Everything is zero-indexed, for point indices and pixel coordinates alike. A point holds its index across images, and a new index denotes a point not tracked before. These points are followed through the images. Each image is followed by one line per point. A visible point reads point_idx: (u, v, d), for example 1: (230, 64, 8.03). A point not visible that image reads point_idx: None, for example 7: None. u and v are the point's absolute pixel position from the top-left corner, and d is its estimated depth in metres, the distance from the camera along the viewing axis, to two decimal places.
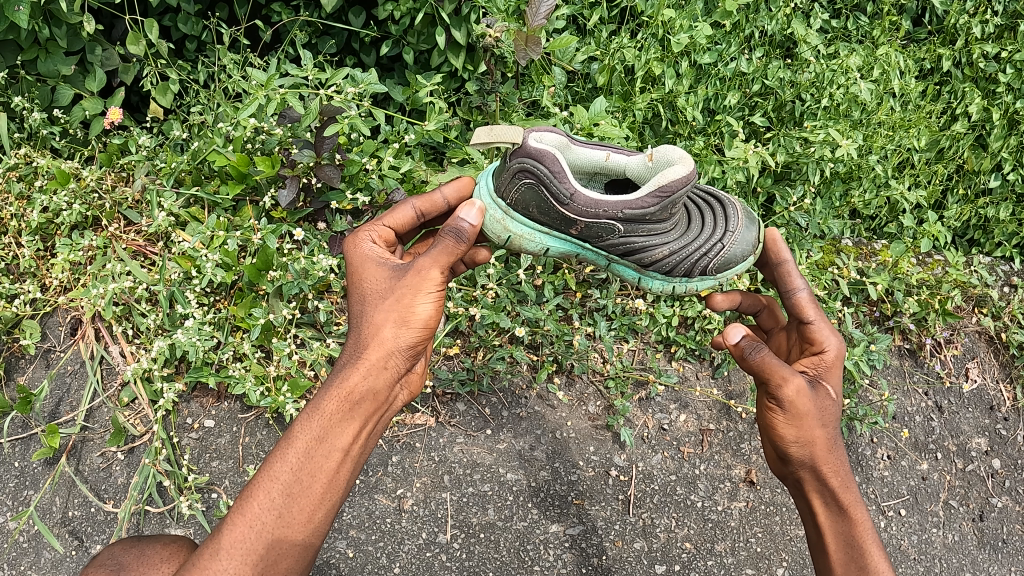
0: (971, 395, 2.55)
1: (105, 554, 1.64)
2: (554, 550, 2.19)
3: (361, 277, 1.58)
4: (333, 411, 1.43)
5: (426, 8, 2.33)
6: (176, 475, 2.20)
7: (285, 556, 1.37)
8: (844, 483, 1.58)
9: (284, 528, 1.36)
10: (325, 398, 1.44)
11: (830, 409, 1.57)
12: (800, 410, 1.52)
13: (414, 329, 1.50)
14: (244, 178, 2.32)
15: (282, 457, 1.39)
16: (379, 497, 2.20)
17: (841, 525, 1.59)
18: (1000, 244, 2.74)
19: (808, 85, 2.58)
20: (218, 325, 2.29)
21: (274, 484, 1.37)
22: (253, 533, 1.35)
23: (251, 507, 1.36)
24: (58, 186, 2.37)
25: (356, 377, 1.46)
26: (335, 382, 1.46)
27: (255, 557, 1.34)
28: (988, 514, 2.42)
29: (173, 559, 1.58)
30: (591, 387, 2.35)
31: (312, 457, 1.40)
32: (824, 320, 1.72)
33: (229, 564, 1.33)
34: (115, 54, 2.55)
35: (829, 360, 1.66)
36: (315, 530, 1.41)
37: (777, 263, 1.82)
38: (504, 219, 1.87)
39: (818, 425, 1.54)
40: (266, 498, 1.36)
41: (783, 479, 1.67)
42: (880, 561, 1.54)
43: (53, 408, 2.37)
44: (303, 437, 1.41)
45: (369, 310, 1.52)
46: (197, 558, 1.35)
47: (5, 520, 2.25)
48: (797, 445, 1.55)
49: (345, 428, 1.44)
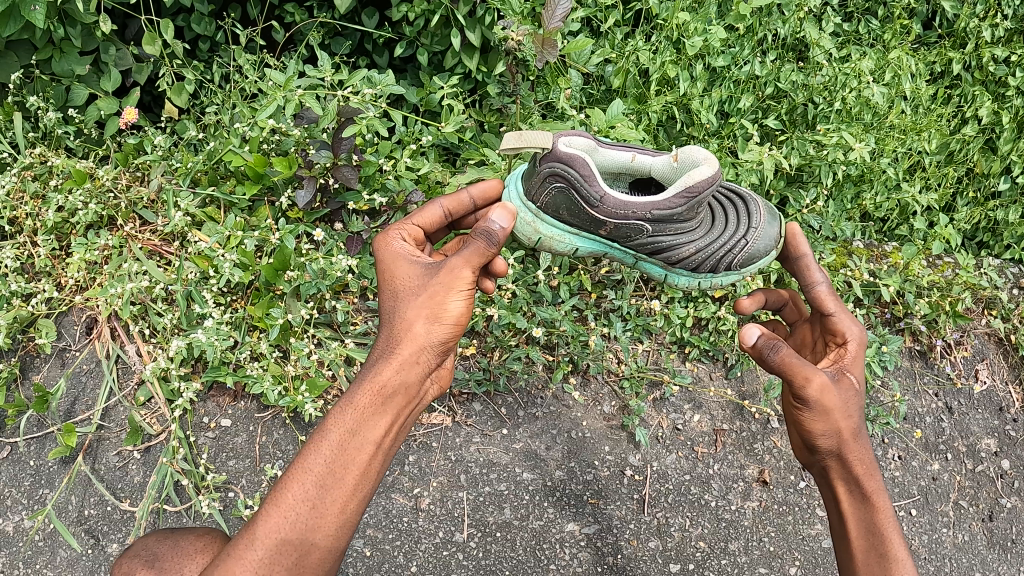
0: (980, 396, 2.57)
1: (140, 544, 1.67)
2: (570, 549, 2.20)
3: (394, 274, 1.60)
4: (366, 404, 1.45)
5: (442, 9, 2.35)
6: (193, 474, 2.20)
7: (317, 546, 1.39)
8: (868, 471, 1.60)
9: (317, 518, 1.38)
10: (358, 392, 1.46)
11: (854, 399, 1.59)
12: (826, 404, 1.54)
13: (446, 325, 1.52)
14: (260, 178, 2.33)
15: (316, 449, 1.41)
16: (396, 496, 2.22)
17: (863, 512, 1.61)
18: (1009, 246, 2.76)
19: (820, 88, 2.62)
20: (235, 325, 2.31)
21: (308, 475, 1.39)
22: (288, 522, 1.36)
23: (285, 498, 1.37)
24: (74, 186, 2.39)
25: (389, 372, 1.47)
26: (368, 376, 1.48)
27: (289, 547, 1.36)
28: (998, 514, 2.43)
29: (207, 550, 1.61)
30: (606, 388, 2.37)
31: (345, 449, 1.41)
32: (845, 311, 1.73)
33: (264, 553, 1.35)
34: (129, 54, 2.57)
35: (851, 350, 1.67)
36: (347, 521, 1.42)
37: (797, 257, 1.83)
38: (538, 221, 1.91)
39: (845, 416, 1.56)
40: (301, 489, 1.38)
41: (808, 467, 1.70)
42: (900, 549, 1.56)
43: (69, 407, 2.37)
44: (336, 430, 1.42)
45: (401, 306, 1.54)
46: (231, 549, 1.36)
47: (22, 518, 2.26)
48: (824, 436, 1.57)
49: (377, 422, 1.45)
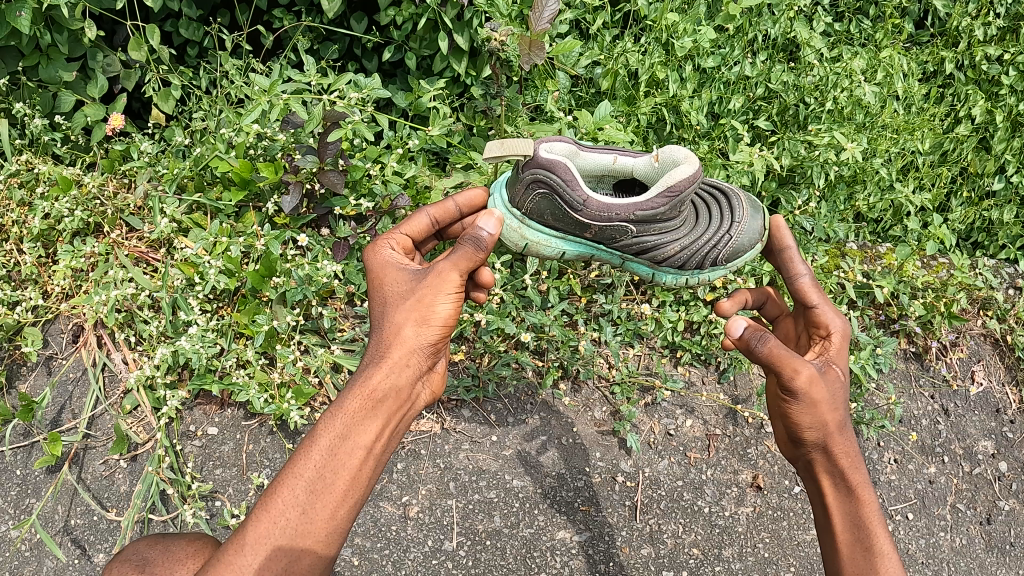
0: (977, 398, 2.54)
1: (130, 549, 1.64)
2: (561, 557, 2.16)
3: (382, 282, 1.57)
4: (356, 408, 1.42)
5: (429, 12, 2.32)
6: (179, 483, 2.16)
7: (307, 553, 1.35)
8: (854, 464, 1.56)
9: (307, 524, 1.34)
10: (348, 396, 1.43)
11: (841, 392, 1.56)
12: (814, 397, 1.51)
13: (434, 328, 1.50)
14: (246, 184, 2.32)
15: (306, 455, 1.38)
16: (384, 504, 2.18)
17: (848, 506, 1.57)
18: (1004, 246, 2.73)
19: (812, 88, 2.59)
20: (221, 332, 2.28)
21: (297, 480, 1.36)
22: (278, 528, 1.33)
23: (274, 504, 1.34)
24: (60, 192, 2.36)
25: (379, 376, 1.45)
26: (358, 381, 1.45)
27: (278, 553, 1.32)
28: (996, 517, 2.37)
29: (198, 555, 1.58)
30: (597, 393, 2.36)
31: (336, 453, 1.38)
32: (828, 303, 1.71)
33: (253, 560, 1.32)
34: (117, 60, 2.56)
35: (836, 341, 1.64)
36: (339, 528, 1.38)
37: (779, 249, 1.79)
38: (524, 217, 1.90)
39: (832, 409, 1.53)
40: (291, 494, 1.35)
41: (794, 462, 1.66)
42: (885, 543, 1.51)
43: (55, 416, 2.34)
44: (326, 434, 1.39)
45: (390, 312, 1.52)
46: (220, 556, 1.33)
47: (7, 528, 2.20)
48: (810, 429, 1.54)
49: (369, 426, 1.42)
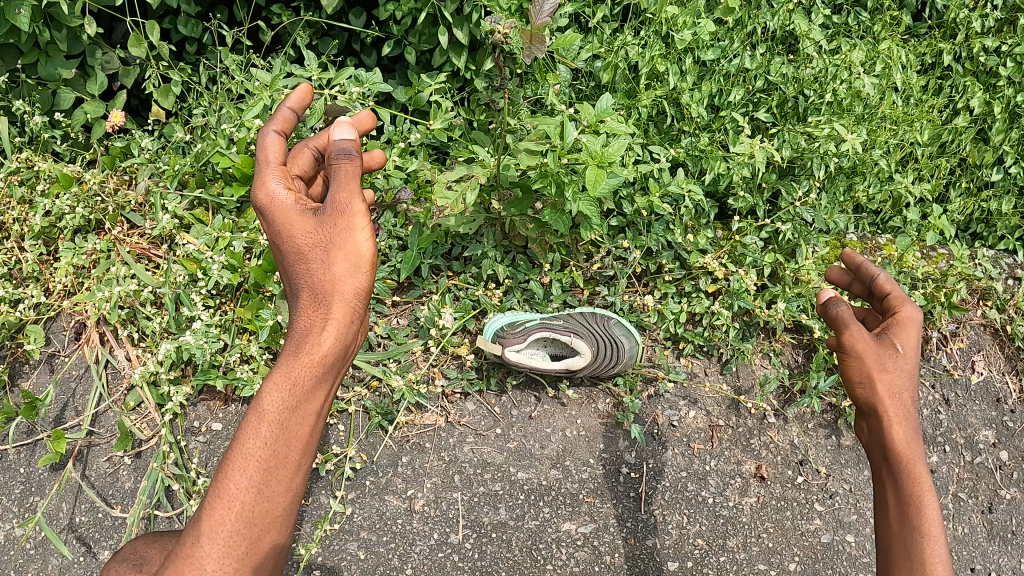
0: (978, 387, 2.55)
1: (126, 550, 1.65)
2: (567, 549, 2.17)
3: (286, 226, 1.40)
4: (300, 376, 1.30)
5: (429, 7, 2.36)
6: (185, 479, 2.16)
7: (268, 531, 1.30)
8: (908, 437, 1.44)
9: (264, 501, 1.28)
10: (283, 368, 1.30)
11: (904, 363, 1.49)
12: (863, 356, 1.49)
13: (365, 271, 1.39)
14: (248, 179, 2.34)
15: (252, 433, 1.27)
16: (390, 498, 2.19)
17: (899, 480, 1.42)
18: (1002, 237, 2.74)
19: (811, 80, 2.61)
20: (224, 327, 2.28)
21: (248, 463, 1.26)
22: (234, 511, 1.26)
23: (225, 490, 1.26)
24: (61, 190, 2.36)
25: (326, 341, 1.33)
26: (296, 350, 1.32)
27: (242, 533, 1.27)
28: (997, 506, 2.40)
29: None
30: (600, 386, 2.35)
31: (283, 427, 1.29)
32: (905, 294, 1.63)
33: (213, 548, 1.25)
34: (115, 57, 2.55)
35: (904, 321, 1.55)
36: (296, 495, 1.33)
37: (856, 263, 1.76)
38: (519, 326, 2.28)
39: (881, 370, 1.48)
40: (242, 477, 1.26)
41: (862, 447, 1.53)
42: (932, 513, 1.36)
43: (58, 413, 2.34)
44: (265, 407, 1.28)
45: (309, 263, 1.36)
46: (182, 552, 1.27)
47: (12, 526, 2.21)
48: (863, 391, 1.49)
49: (310, 394, 1.32)
